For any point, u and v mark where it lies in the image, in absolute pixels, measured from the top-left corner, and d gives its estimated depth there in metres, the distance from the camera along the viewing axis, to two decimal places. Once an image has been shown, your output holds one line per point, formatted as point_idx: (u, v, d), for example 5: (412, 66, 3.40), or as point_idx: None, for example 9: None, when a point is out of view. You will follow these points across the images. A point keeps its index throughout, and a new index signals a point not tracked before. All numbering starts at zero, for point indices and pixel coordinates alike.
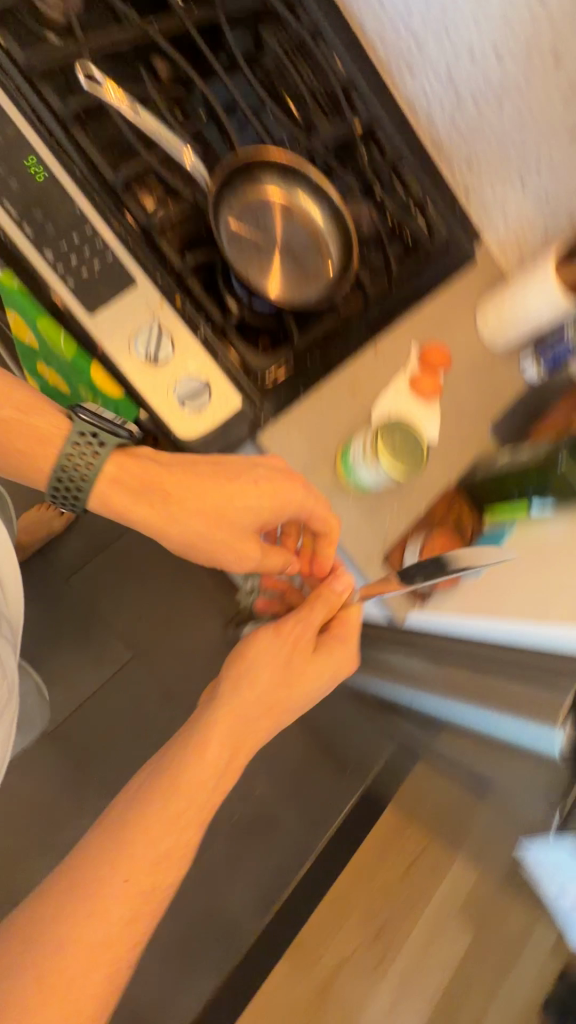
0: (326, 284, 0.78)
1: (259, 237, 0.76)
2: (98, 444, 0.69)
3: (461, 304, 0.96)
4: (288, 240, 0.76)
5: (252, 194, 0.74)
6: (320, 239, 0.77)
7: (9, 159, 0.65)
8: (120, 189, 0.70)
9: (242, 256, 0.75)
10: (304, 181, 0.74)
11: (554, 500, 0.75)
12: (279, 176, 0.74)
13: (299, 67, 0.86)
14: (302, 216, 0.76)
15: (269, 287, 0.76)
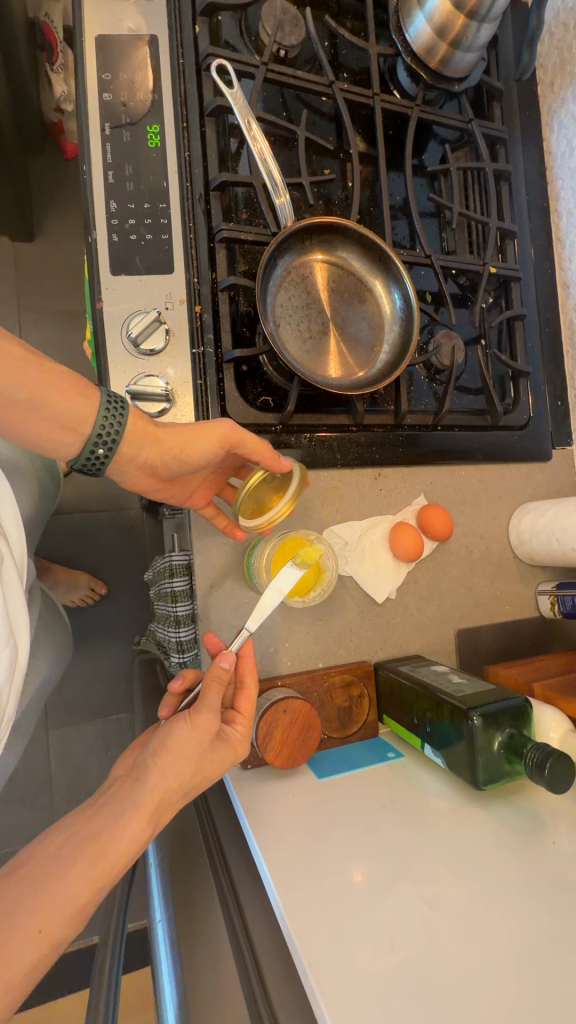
0: (367, 372, 0.70)
1: (318, 296, 0.69)
2: (114, 412, 0.54)
3: (503, 490, 0.83)
4: (342, 322, 0.70)
5: (330, 257, 0.70)
6: (380, 333, 0.71)
7: (134, 116, 0.66)
8: (211, 189, 0.67)
9: (294, 305, 0.68)
10: (381, 275, 0.70)
11: (445, 758, 0.58)
12: (365, 257, 0.70)
13: (472, 194, 0.83)
14: (374, 302, 0.71)
15: (305, 341, 0.68)
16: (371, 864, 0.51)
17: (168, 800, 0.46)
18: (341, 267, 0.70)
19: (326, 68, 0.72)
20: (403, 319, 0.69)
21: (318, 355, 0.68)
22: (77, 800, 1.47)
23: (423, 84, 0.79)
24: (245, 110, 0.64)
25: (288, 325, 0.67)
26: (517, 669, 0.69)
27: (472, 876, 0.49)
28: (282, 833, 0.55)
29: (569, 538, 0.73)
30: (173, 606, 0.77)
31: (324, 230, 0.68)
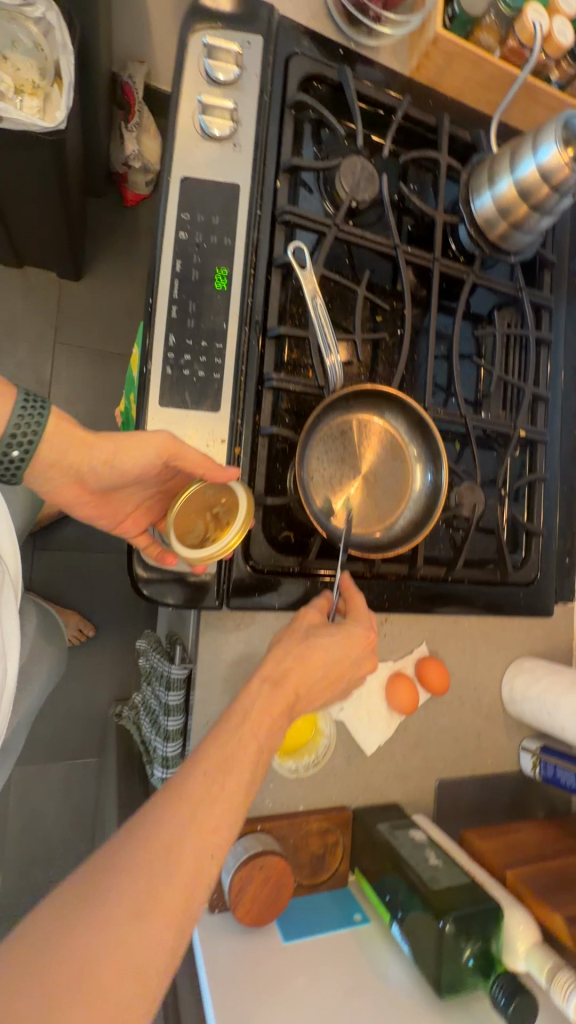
0: (391, 528, 0.72)
1: (355, 451, 0.71)
2: (38, 412, 0.60)
3: (502, 642, 0.85)
4: (371, 479, 0.71)
5: (372, 414, 0.71)
6: (410, 492, 0.72)
7: (205, 258, 0.70)
8: (267, 337, 0.70)
9: (330, 458, 0.70)
10: (419, 440, 0.71)
11: (412, 948, 0.59)
12: (406, 419, 0.71)
13: (513, 355, 0.87)
14: (408, 462, 0.72)
15: (337, 494, 0.70)
16: None
17: (305, 683, 0.56)
18: (380, 426, 0.72)
19: (393, 231, 0.76)
20: (430, 488, 0.71)
21: (347, 509, 0.70)
22: (30, 843, 1.45)
23: (481, 250, 0.82)
24: (313, 290, 0.66)
25: (318, 479, 0.69)
26: (494, 841, 0.69)
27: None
28: (241, 1008, 0.54)
29: (561, 713, 0.74)
30: (165, 720, 0.76)
31: (369, 392, 0.70)
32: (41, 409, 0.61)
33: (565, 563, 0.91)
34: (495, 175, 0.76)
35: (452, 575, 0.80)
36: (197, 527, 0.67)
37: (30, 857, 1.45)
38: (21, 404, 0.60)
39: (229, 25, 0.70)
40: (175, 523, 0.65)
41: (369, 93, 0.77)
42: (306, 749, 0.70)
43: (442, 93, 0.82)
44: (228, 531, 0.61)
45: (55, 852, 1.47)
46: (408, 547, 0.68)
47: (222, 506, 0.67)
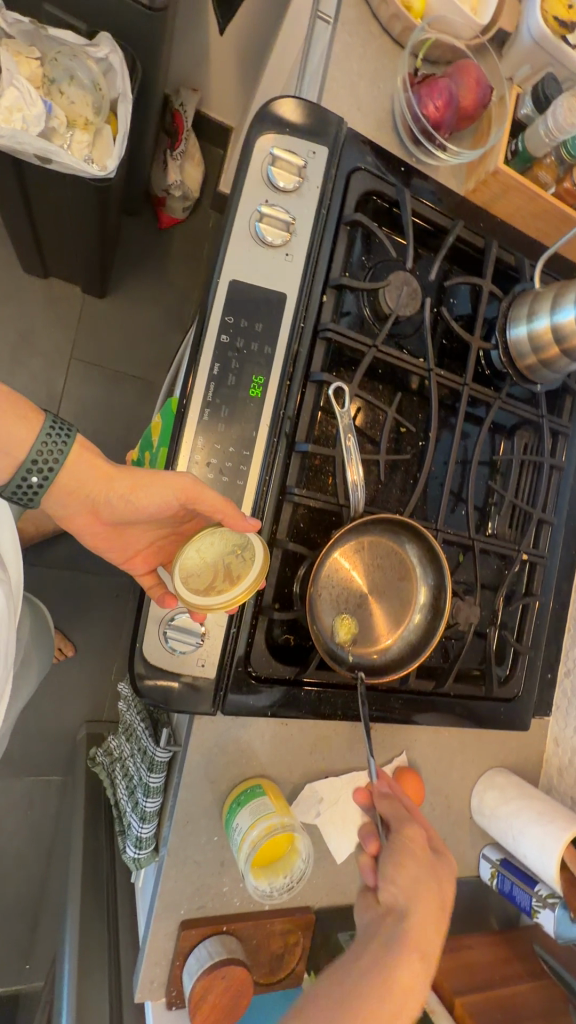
0: (392, 649, 0.74)
1: (368, 570, 0.73)
2: (62, 438, 0.66)
3: (477, 753, 0.88)
4: (377, 600, 0.74)
5: (387, 536, 0.74)
6: (415, 616, 0.75)
7: (243, 365, 0.70)
8: (294, 450, 0.71)
9: (342, 576, 0.72)
10: (429, 568, 0.74)
11: None
12: (418, 546, 0.74)
13: (525, 476, 0.89)
14: (415, 587, 0.75)
15: (345, 611, 0.72)
16: None
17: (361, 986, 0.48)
18: (395, 551, 0.75)
19: (428, 353, 0.77)
20: (429, 620, 0.73)
21: (353, 627, 0.73)
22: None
23: (509, 377, 0.84)
24: (347, 430, 0.69)
25: (328, 595, 0.71)
26: (447, 961, 0.72)
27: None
28: None
29: (526, 839, 0.78)
30: (142, 799, 0.77)
31: (392, 521, 0.73)
32: (62, 436, 0.66)
33: (547, 678, 0.95)
34: (534, 315, 0.78)
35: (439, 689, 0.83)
36: (202, 574, 0.66)
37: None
38: (45, 432, 0.65)
39: (296, 135, 0.70)
40: (181, 567, 0.65)
41: (423, 214, 0.78)
42: (279, 869, 0.65)
43: (493, 218, 0.84)
44: (235, 588, 0.64)
45: (9, 866, 1.47)
46: (399, 676, 0.70)
47: (235, 557, 0.66)
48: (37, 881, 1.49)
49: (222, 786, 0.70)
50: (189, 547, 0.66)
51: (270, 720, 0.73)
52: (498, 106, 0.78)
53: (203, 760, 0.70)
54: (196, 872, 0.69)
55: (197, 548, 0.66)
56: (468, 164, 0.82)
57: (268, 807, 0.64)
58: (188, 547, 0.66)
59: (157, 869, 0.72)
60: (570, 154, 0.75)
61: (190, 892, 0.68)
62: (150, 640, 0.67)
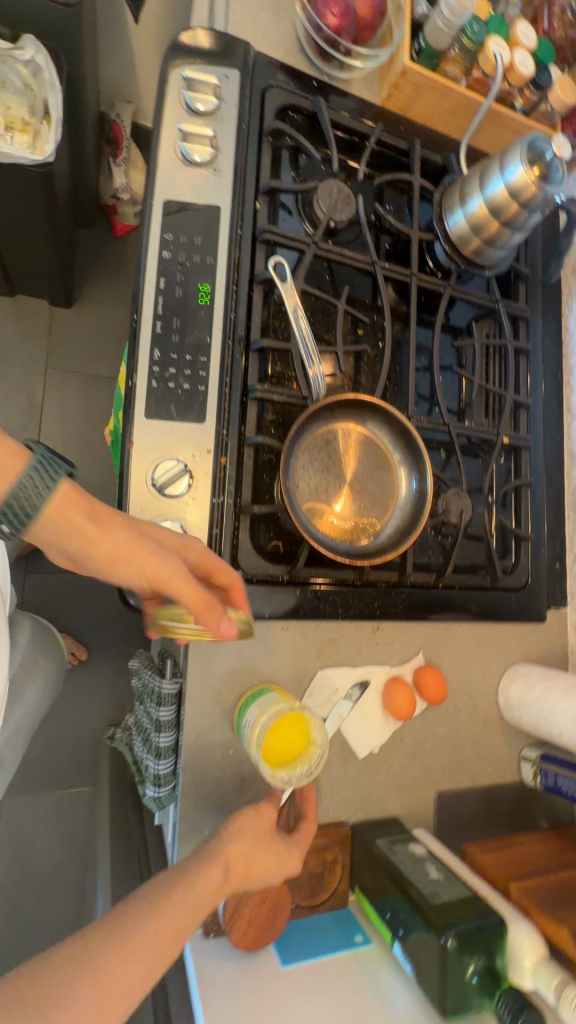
0: (383, 531, 0.73)
1: (343, 458, 0.73)
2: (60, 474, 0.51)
3: (496, 649, 0.84)
4: (359, 489, 0.73)
5: (355, 420, 0.74)
6: (397, 496, 0.74)
7: (188, 277, 0.71)
8: (251, 349, 0.72)
9: (316, 465, 0.72)
10: (403, 442, 0.73)
11: (415, 969, 0.56)
12: (389, 425, 0.73)
13: (493, 364, 0.89)
14: (393, 468, 0.74)
15: (326, 501, 0.71)
16: None
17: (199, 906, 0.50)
18: (367, 437, 0.74)
19: (370, 245, 0.79)
20: (415, 492, 0.72)
21: (338, 514, 0.71)
22: (22, 875, 1.40)
23: (457, 266, 0.85)
24: (296, 311, 0.69)
25: (309, 493, 0.71)
26: (495, 853, 0.68)
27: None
28: None
29: (557, 719, 0.74)
30: (155, 735, 0.75)
31: (354, 405, 0.73)
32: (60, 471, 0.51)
33: (556, 567, 0.92)
34: (467, 195, 0.79)
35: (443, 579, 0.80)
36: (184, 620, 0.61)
37: (22, 888, 1.40)
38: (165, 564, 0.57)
39: (206, 60, 0.74)
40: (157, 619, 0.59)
41: (342, 121, 0.81)
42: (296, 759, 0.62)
43: (413, 120, 0.86)
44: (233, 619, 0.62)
45: (48, 884, 1.42)
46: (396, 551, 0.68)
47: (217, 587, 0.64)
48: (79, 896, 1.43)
49: (230, 697, 0.68)
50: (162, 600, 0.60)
51: (270, 627, 0.71)
52: (396, 14, 0.81)
53: (207, 672, 0.68)
54: (215, 788, 0.66)
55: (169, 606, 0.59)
56: (380, 74, 0.85)
57: (276, 698, 0.62)
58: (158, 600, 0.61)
59: (177, 796, 0.69)
60: (471, 40, 0.79)
61: (213, 812, 0.65)
62: None
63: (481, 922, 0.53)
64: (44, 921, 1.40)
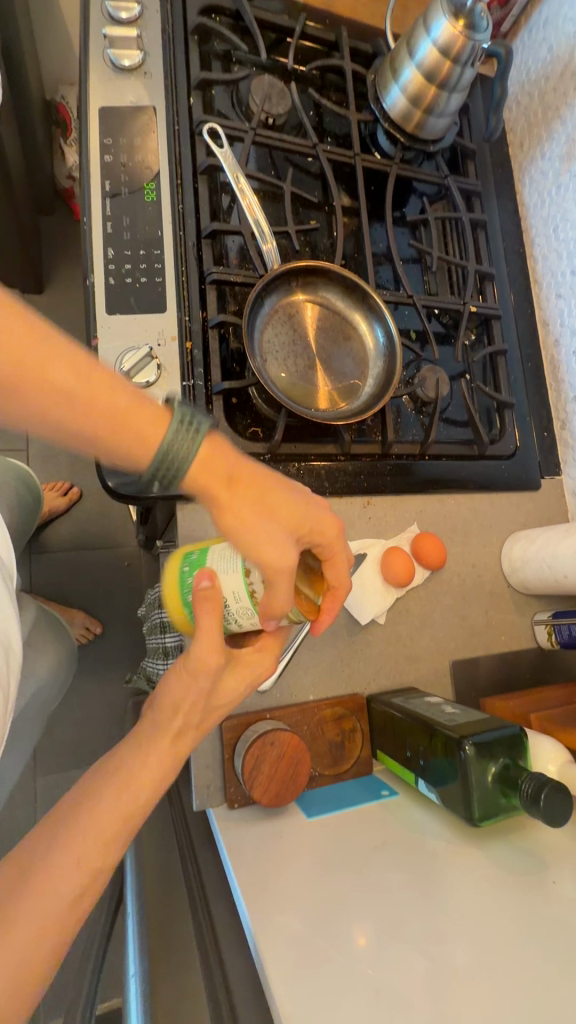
0: (358, 396, 0.75)
1: (308, 332, 0.75)
2: None
3: (494, 518, 0.83)
4: (328, 357, 0.75)
5: (315, 296, 0.76)
6: (367, 363, 0.76)
7: (132, 176, 0.72)
8: (203, 237, 0.72)
9: (282, 341, 0.74)
10: (364, 310, 0.76)
11: (440, 793, 0.55)
12: (347, 297, 0.77)
13: (451, 243, 0.89)
14: (358, 337, 0.77)
15: (297, 374, 0.73)
16: (370, 911, 0.48)
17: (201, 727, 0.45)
18: (325, 306, 0.76)
19: (310, 133, 0.80)
20: (385, 353, 0.75)
21: (311, 384, 0.73)
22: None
23: (401, 146, 0.86)
24: (242, 191, 0.70)
25: (280, 365, 0.72)
26: (517, 700, 0.66)
27: (480, 929, 0.46)
28: (269, 883, 0.51)
29: (561, 564, 0.73)
30: (161, 638, 0.75)
31: (308, 274, 0.75)
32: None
33: (545, 437, 0.90)
34: (397, 66, 0.79)
35: (427, 451, 0.80)
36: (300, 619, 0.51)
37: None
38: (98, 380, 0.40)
39: None
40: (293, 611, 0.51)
41: (266, 18, 0.82)
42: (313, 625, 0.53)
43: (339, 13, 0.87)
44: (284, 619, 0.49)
45: None
46: (378, 404, 0.70)
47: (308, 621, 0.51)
48: None
49: None
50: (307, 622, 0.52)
51: None
52: None
53: None
54: None
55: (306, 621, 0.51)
56: None
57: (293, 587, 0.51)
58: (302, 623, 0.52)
59: None
60: None
61: None
62: None
63: (500, 731, 0.52)
64: None
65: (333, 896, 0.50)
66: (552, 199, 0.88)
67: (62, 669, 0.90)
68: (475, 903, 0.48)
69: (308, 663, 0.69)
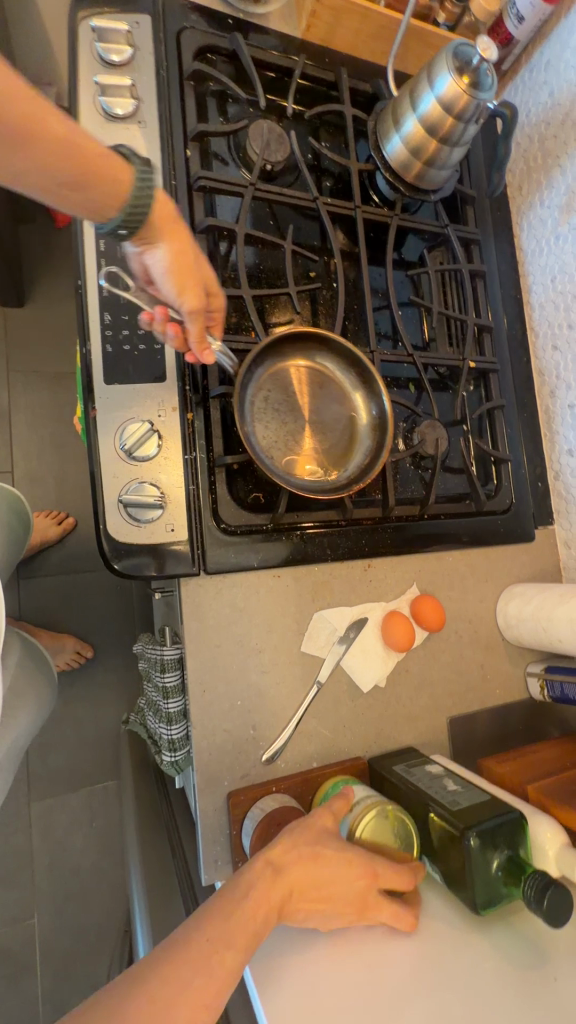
0: (349, 460, 0.74)
1: (295, 395, 0.74)
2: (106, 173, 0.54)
3: (490, 573, 0.85)
4: (318, 419, 0.74)
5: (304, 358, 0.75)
6: (358, 427, 0.75)
7: (129, 233, 0.70)
8: None
9: (271, 406, 0.72)
10: (356, 371, 0.75)
11: (443, 872, 0.57)
12: (338, 359, 0.75)
13: (450, 293, 0.89)
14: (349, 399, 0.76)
15: (287, 441, 0.72)
16: (371, 983, 0.51)
17: (301, 884, 0.51)
18: (319, 368, 0.76)
19: (310, 184, 0.78)
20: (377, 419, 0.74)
21: (301, 451, 0.72)
22: (60, 883, 1.34)
23: (401, 194, 0.84)
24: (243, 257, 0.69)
25: (267, 432, 0.72)
26: (513, 764, 0.69)
27: (483, 1006, 0.49)
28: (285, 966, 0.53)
29: (555, 627, 0.75)
30: (163, 702, 0.74)
31: (302, 336, 0.74)
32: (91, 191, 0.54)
33: (539, 487, 0.92)
34: (400, 116, 0.77)
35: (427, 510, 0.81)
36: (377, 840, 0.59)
37: (62, 895, 1.34)
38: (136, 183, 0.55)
39: (114, 11, 0.72)
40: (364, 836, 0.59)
41: (263, 58, 0.79)
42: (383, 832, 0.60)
43: (338, 51, 0.84)
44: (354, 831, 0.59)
45: (84, 892, 1.35)
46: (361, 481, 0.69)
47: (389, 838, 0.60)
48: (121, 893, 1.37)
49: (231, 648, 0.68)
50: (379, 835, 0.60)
51: (260, 577, 0.71)
52: None
53: (204, 628, 0.67)
54: (228, 739, 0.67)
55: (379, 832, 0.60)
56: (297, 5, 0.82)
57: (362, 802, 0.62)
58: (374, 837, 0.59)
59: (193, 758, 0.69)
60: None
61: (230, 761, 0.66)
62: (111, 516, 0.65)
63: (502, 817, 0.54)
64: (85, 927, 1.34)
65: (342, 969, 0.52)
66: (551, 249, 0.88)
67: (39, 712, 0.86)
68: (476, 973, 0.51)
69: (310, 730, 0.70)
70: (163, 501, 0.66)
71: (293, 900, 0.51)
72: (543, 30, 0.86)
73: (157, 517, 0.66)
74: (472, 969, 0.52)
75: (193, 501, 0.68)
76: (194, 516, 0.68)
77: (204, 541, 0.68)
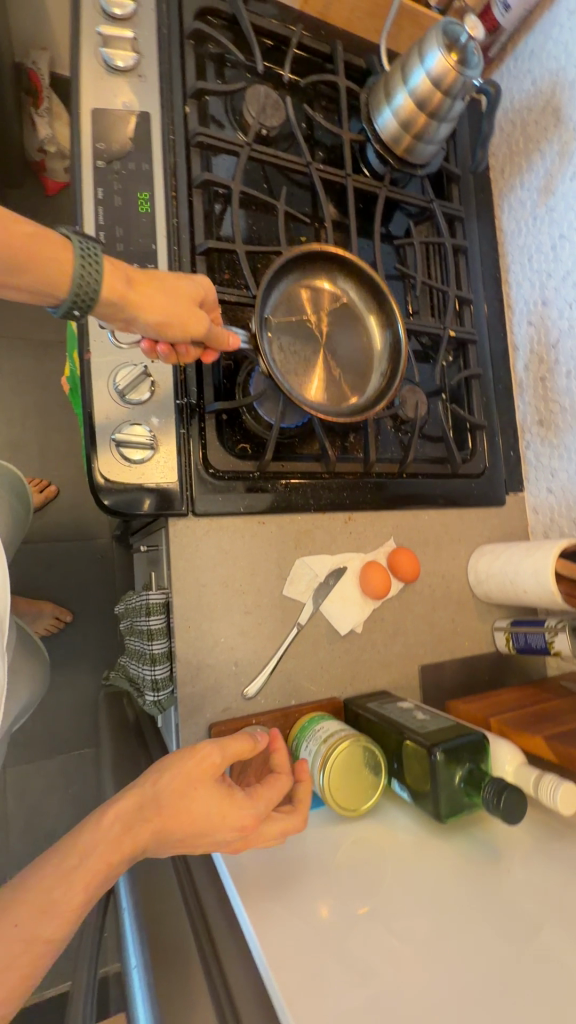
0: (361, 380, 0.78)
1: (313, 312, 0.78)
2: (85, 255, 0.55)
3: (463, 533, 0.89)
4: (336, 338, 0.78)
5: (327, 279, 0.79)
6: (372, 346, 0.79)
7: (126, 185, 0.71)
8: (197, 253, 0.73)
9: (293, 321, 0.76)
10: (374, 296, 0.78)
11: (411, 792, 0.61)
12: (354, 282, 0.79)
13: (433, 266, 0.93)
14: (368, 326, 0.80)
15: (309, 355, 0.76)
16: (338, 889, 0.55)
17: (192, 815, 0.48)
18: (334, 294, 0.80)
19: (304, 150, 0.81)
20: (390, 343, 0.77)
21: (330, 370, 0.77)
22: (34, 846, 1.34)
23: (390, 167, 0.87)
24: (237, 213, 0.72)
25: (280, 352, 0.74)
26: (478, 703, 0.73)
27: (440, 905, 0.53)
28: (259, 877, 0.57)
29: (521, 581, 0.79)
30: (148, 643, 0.75)
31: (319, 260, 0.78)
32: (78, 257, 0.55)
33: (512, 456, 0.97)
34: (391, 90, 0.80)
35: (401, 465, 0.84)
36: (347, 766, 0.62)
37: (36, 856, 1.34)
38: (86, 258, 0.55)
39: None
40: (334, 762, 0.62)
41: (261, 25, 0.81)
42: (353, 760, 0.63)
43: (334, 25, 0.87)
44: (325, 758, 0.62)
45: None
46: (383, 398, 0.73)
47: (359, 763, 0.63)
48: None
49: (216, 589, 0.71)
50: (349, 762, 0.63)
51: (246, 523, 0.73)
52: None
53: (190, 568, 0.70)
54: (211, 674, 0.70)
55: (349, 759, 0.63)
56: None
57: (333, 730, 0.66)
58: (344, 764, 0.62)
59: (176, 695, 0.71)
60: None
61: (212, 696, 0.69)
62: (103, 456, 0.67)
63: (465, 738, 0.59)
64: None
65: (314, 881, 0.56)
66: (529, 229, 0.93)
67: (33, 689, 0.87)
68: (432, 880, 0.56)
69: (289, 669, 0.74)
70: (153, 440, 0.68)
71: (192, 826, 0.48)
72: (527, 20, 0.90)
73: (148, 459, 0.68)
74: (428, 876, 0.56)
75: (181, 444, 0.70)
76: (183, 459, 0.70)
77: (191, 483, 0.70)
